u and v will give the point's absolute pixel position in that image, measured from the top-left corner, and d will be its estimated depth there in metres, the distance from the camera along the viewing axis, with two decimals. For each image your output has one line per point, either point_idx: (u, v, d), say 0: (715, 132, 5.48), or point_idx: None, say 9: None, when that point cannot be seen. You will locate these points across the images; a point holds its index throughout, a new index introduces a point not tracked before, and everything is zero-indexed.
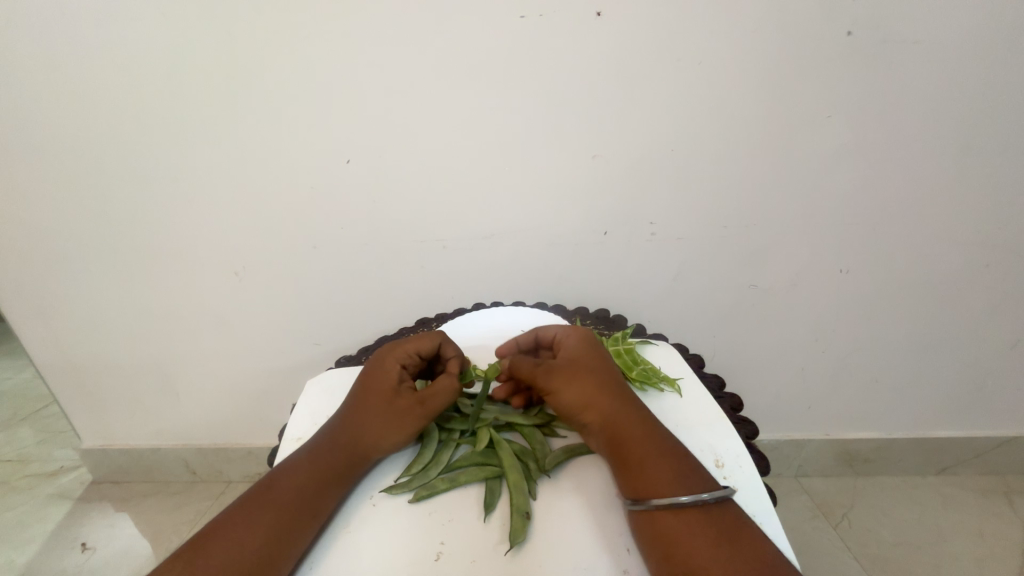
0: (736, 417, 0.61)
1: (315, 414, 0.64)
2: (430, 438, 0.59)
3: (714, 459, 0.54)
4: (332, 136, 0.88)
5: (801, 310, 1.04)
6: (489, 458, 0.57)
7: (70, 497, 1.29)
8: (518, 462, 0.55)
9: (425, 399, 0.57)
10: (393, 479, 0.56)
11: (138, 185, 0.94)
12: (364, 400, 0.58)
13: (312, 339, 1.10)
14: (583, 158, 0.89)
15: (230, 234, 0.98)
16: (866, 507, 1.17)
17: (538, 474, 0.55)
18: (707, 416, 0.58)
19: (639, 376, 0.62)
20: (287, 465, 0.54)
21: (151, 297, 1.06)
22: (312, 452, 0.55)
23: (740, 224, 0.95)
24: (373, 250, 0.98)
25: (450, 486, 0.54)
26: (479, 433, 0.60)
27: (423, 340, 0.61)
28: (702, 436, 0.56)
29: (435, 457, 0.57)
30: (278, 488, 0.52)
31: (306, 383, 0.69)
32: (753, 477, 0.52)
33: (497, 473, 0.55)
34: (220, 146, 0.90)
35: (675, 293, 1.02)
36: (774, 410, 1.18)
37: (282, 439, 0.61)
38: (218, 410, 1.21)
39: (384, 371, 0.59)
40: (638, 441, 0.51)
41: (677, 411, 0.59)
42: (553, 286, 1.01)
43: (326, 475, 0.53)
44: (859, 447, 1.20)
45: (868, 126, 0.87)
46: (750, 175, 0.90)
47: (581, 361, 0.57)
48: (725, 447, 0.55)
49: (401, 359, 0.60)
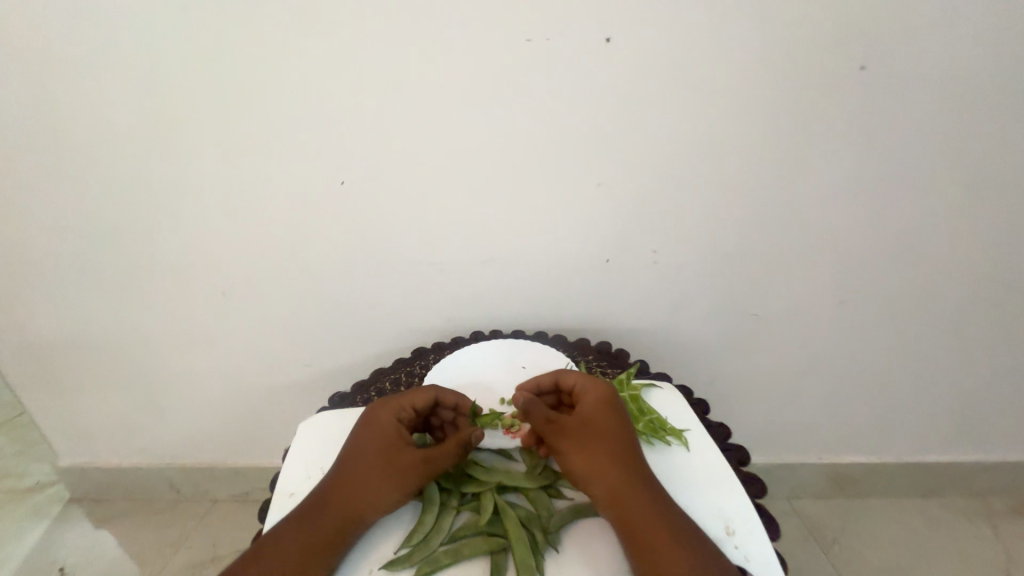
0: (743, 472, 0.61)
1: (308, 465, 0.61)
2: (431, 502, 0.57)
3: (724, 526, 0.53)
4: (326, 157, 0.84)
5: (799, 338, 1.04)
6: (493, 526, 0.56)
7: (48, 515, 1.25)
8: (524, 532, 0.54)
9: (427, 457, 0.56)
10: (391, 551, 0.53)
11: (122, 203, 0.90)
12: (357, 458, 0.56)
13: (303, 360, 1.06)
14: (586, 185, 0.86)
15: (218, 253, 0.94)
16: (856, 531, 1.19)
17: (545, 547, 0.53)
18: (718, 476, 0.57)
19: (645, 429, 0.62)
20: (272, 536, 0.52)
21: (134, 316, 1.02)
22: (298, 521, 0.53)
23: (743, 252, 0.93)
24: (368, 272, 0.95)
25: (454, 561, 0.52)
26: (483, 498, 0.58)
27: (418, 394, 0.61)
28: (711, 500, 0.55)
29: (436, 525, 0.55)
30: (261, 564, 0.49)
31: (297, 427, 0.66)
32: (766, 544, 0.52)
33: (502, 545, 0.53)
34: (207, 165, 0.86)
35: (676, 321, 1.01)
36: (770, 434, 1.18)
37: (274, 495, 0.58)
38: (204, 429, 1.17)
39: (375, 426, 0.58)
40: (643, 520, 0.50)
41: (685, 470, 0.58)
42: (553, 312, 0.98)
43: (316, 544, 0.51)
44: (851, 471, 1.21)
45: (874, 159, 0.86)
46: (754, 207, 0.89)
47: (597, 423, 0.57)
48: (736, 513, 0.54)
49: (395, 413, 0.59)
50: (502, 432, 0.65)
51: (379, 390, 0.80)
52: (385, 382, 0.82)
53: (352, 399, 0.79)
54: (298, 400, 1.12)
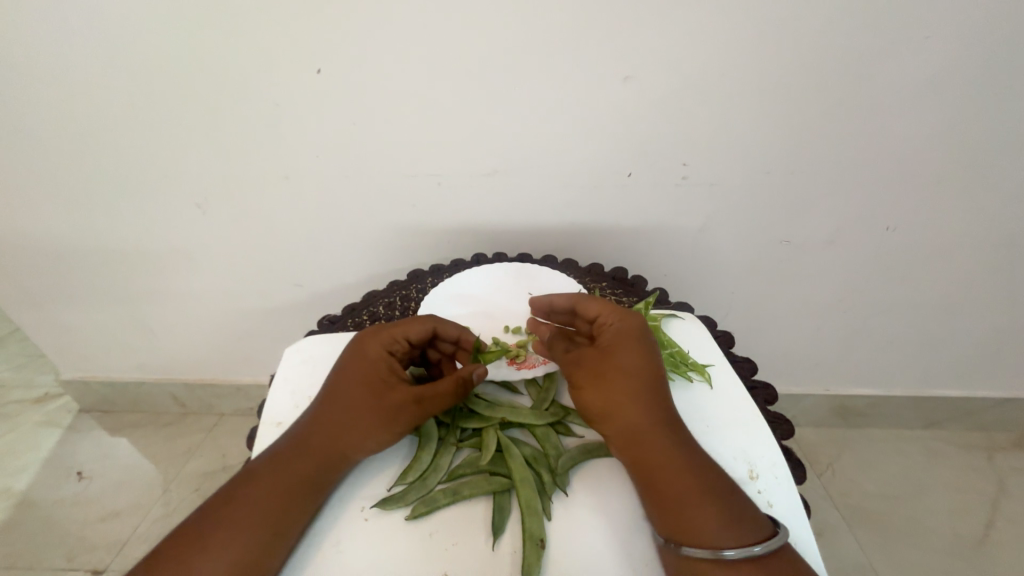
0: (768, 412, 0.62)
1: (296, 395, 0.59)
2: (429, 439, 0.56)
3: (748, 470, 0.52)
4: (296, 37, 0.68)
5: (831, 270, 0.95)
6: (494, 466, 0.55)
7: (59, 424, 1.28)
8: (527, 473, 0.53)
9: (421, 396, 0.53)
10: (386, 489, 0.53)
11: (57, 92, 0.76)
12: (344, 390, 0.54)
13: (294, 280, 1.00)
14: (612, 80, 0.71)
15: (182, 159, 0.82)
16: (851, 458, 1.22)
17: (553, 489, 0.52)
18: (745, 420, 0.56)
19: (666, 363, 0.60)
20: (260, 463, 0.51)
21: (103, 229, 0.93)
22: (286, 450, 0.51)
23: (789, 169, 0.80)
24: (355, 186, 0.83)
25: (453, 501, 0.51)
26: (485, 436, 0.57)
27: (413, 325, 0.57)
28: (736, 441, 0.54)
29: (434, 464, 0.54)
30: (249, 491, 0.48)
31: (282, 356, 0.64)
32: (789, 490, 0.52)
33: (506, 486, 0.53)
34: (151, 45, 0.70)
35: (700, 247, 0.91)
36: (780, 366, 1.15)
37: (261, 424, 0.57)
38: (199, 348, 1.15)
39: (365, 357, 0.55)
40: (659, 463, 0.48)
41: (709, 410, 0.57)
42: (564, 234, 0.89)
43: (307, 475, 0.50)
44: (856, 402, 1.21)
45: (975, 51, 0.68)
46: (813, 113, 0.74)
47: (618, 359, 0.53)
48: (762, 456, 0.53)
49: (388, 344, 0.56)
50: (508, 364, 0.63)
51: (372, 315, 0.76)
52: (379, 305, 0.78)
53: (344, 323, 0.76)
54: (293, 321, 1.08)
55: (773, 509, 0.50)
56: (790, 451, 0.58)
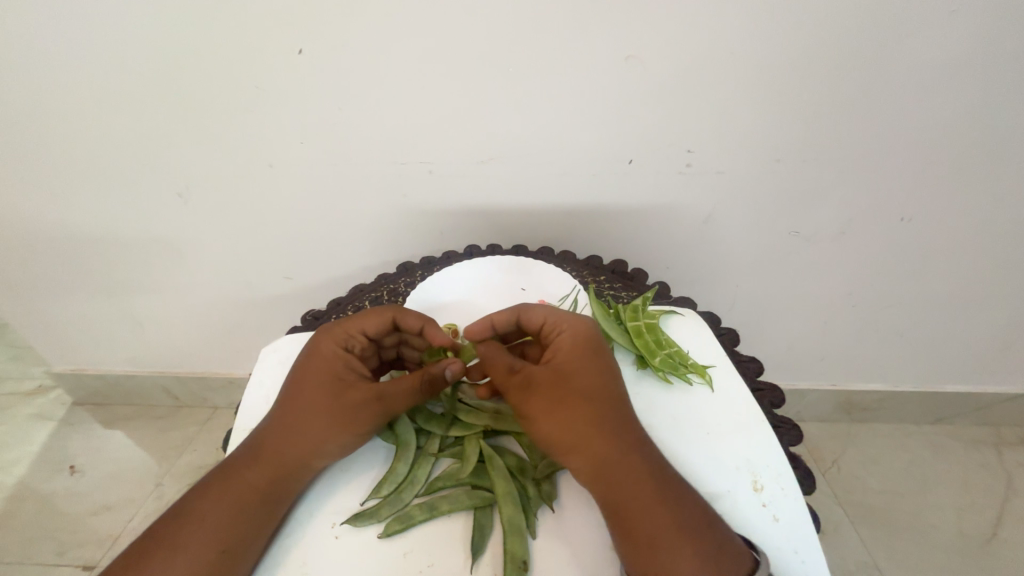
0: (774, 416, 0.61)
1: (268, 400, 0.59)
2: (407, 449, 0.54)
3: (752, 481, 0.51)
4: (273, 14, 0.63)
5: (841, 262, 0.91)
6: (476, 478, 0.53)
7: (52, 417, 1.28)
8: (510, 487, 0.52)
9: (382, 393, 0.51)
10: (359, 503, 0.51)
11: (22, 77, 0.72)
12: (299, 393, 0.52)
13: (282, 273, 0.97)
14: (612, 60, 0.66)
15: (159, 147, 0.78)
16: (856, 455, 1.19)
17: (539, 505, 0.51)
18: (751, 430, 0.55)
19: (662, 364, 0.59)
20: (218, 473, 0.50)
21: (82, 220, 0.90)
22: (244, 460, 0.50)
23: (799, 157, 0.75)
24: (342, 174, 0.79)
25: (429, 517, 0.50)
26: (466, 445, 0.55)
27: (369, 318, 0.56)
28: (738, 448, 0.53)
29: (410, 476, 0.53)
30: (204, 505, 0.48)
31: (256, 360, 0.63)
32: (798, 503, 0.50)
33: (487, 501, 0.51)
34: (119, 25, 0.66)
35: (703, 238, 0.87)
36: (784, 361, 1.12)
37: (234, 431, 0.57)
38: (189, 341, 1.13)
39: (319, 356, 0.54)
40: (631, 498, 0.46)
41: (708, 417, 0.56)
42: (561, 225, 0.85)
43: (264, 486, 0.49)
44: (862, 398, 1.17)
45: (1013, 25, 0.62)
46: (830, 94, 0.69)
47: (574, 377, 0.50)
48: (765, 466, 0.52)
49: (343, 340, 0.55)
50: None
51: (357, 310, 0.73)
52: (365, 300, 0.75)
53: (329, 318, 0.73)
54: (283, 314, 1.05)
55: (778, 524, 0.49)
56: (798, 457, 0.57)
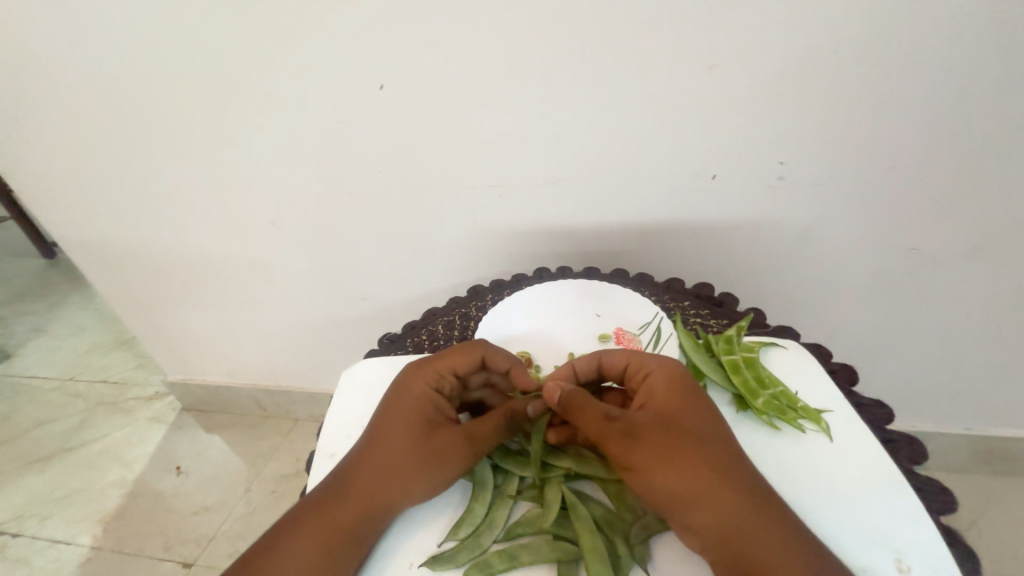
0: (917, 476, 0.52)
1: (347, 426, 0.61)
2: (485, 489, 0.53)
3: (896, 560, 0.43)
4: (357, 54, 0.68)
5: (980, 285, 0.76)
6: (559, 527, 0.50)
7: (165, 421, 1.44)
8: (596, 541, 0.48)
9: (472, 436, 0.53)
10: (436, 545, 0.50)
11: (155, 126, 0.83)
12: (388, 434, 0.53)
13: (360, 295, 1.02)
14: (694, 71, 0.61)
15: (259, 181, 0.86)
16: (1004, 516, 0.99)
17: (630, 563, 0.47)
18: (887, 495, 0.47)
19: (767, 408, 0.53)
20: (303, 508, 0.51)
21: (195, 248, 1.02)
22: (328, 496, 0.51)
23: (923, 164, 0.65)
24: (417, 200, 0.82)
25: (510, 567, 0.48)
26: (546, 489, 0.53)
27: (456, 357, 0.56)
28: (872, 516, 0.46)
29: (488, 519, 0.51)
30: (291, 543, 0.49)
31: (336, 385, 0.66)
32: None
33: (572, 554, 0.48)
34: (231, 75, 0.74)
35: (800, 258, 0.78)
36: (902, 398, 0.96)
37: (316, 454, 0.59)
38: (277, 356, 1.22)
39: (411, 397, 0.55)
40: (766, 558, 0.42)
41: (828, 475, 0.48)
42: (636, 246, 0.81)
43: (350, 526, 0.49)
44: (1010, 447, 0.97)
45: None
46: (963, 91, 0.59)
47: (677, 422, 0.48)
48: (909, 541, 0.44)
49: (433, 382, 0.55)
50: None
51: (430, 334, 0.74)
52: (438, 324, 0.75)
53: (404, 341, 0.75)
54: (359, 334, 1.10)
55: None
56: (954, 531, 0.49)
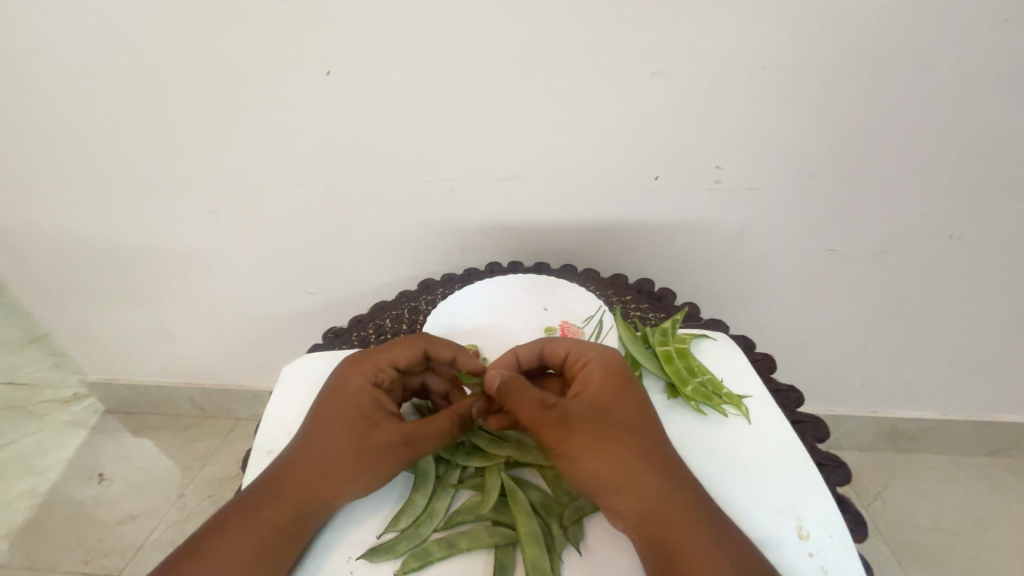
0: (819, 453, 0.58)
1: (287, 422, 0.59)
2: (426, 480, 0.54)
3: (796, 527, 0.48)
4: (302, 37, 0.65)
5: (883, 283, 0.85)
6: (498, 513, 0.52)
7: (85, 425, 1.32)
8: (533, 525, 0.50)
9: (409, 438, 0.51)
10: (375, 537, 0.51)
11: (71, 100, 0.76)
12: (324, 430, 0.52)
13: (306, 288, 0.98)
14: (637, 75, 0.64)
15: (193, 166, 0.81)
16: (901, 488, 1.11)
17: (563, 544, 0.49)
18: (794, 469, 0.52)
19: (695, 394, 0.57)
20: (233, 507, 0.50)
21: (120, 236, 0.94)
22: (261, 494, 0.50)
23: (837, 172, 0.72)
24: (366, 191, 0.80)
25: (448, 555, 0.49)
26: (487, 478, 0.54)
27: (400, 350, 0.55)
28: (780, 490, 0.51)
29: (428, 509, 0.52)
30: (220, 542, 0.47)
31: (277, 380, 0.64)
32: (848, 551, 0.47)
33: (509, 539, 0.50)
34: (159, 50, 0.69)
35: (732, 256, 0.84)
36: (820, 385, 1.06)
37: (253, 452, 0.57)
38: (215, 353, 1.15)
39: (347, 392, 0.53)
40: (681, 536, 0.45)
41: (744, 454, 0.53)
42: (584, 242, 0.84)
43: (284, 524, 0.48)
44: (907, 426, 1.10)
45: None
46: (868, 108, 0.65)
47: (608, 409, 0.50)
48: (810, 510, 0.49)
49: (372, 376, 0.54)
50: None
51: (378, 328, 0.73)
52: (386, 319, 0.75)
53: (350, 336, 0.74)
54: (305, 329, 1.06)
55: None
56: (847, 499, 0.55)
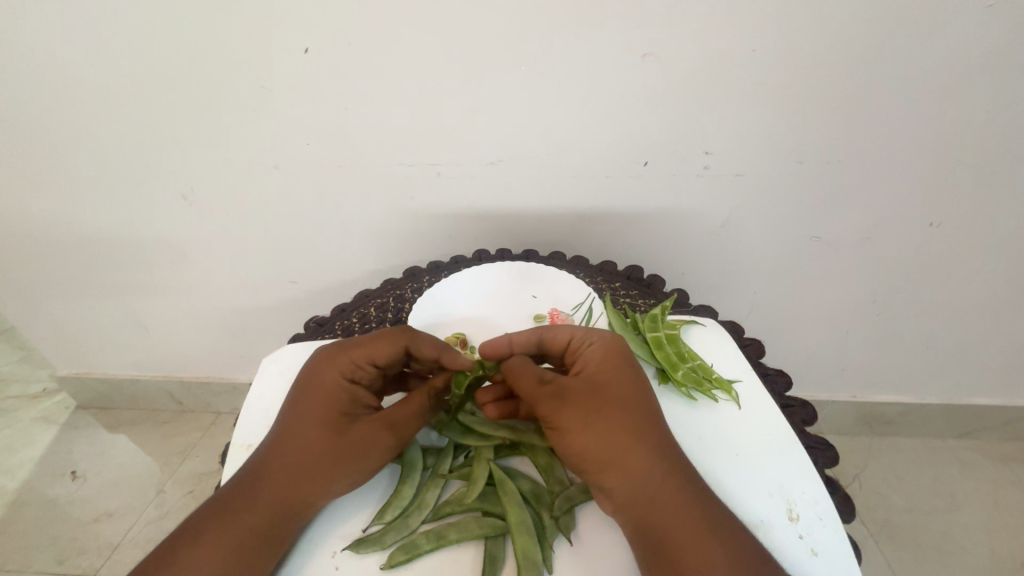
0: (808, 436, 0.59)
1: (267, 414, 0.58)
2: (414, 471, 0.53)
3: (787, 510, 0.49)
4: (277, 11, 0.61)
5: (867, 269, 0.87)
6: (487, 503, 0.51)
7: (55, 421, 1.27)
8: (523, 515, 0.50)
9: (391, 424, 0.51)
10: (361, 530, 0.50)
11: (23, 76, 0.70)
12: (300, 430, 0.51)
13: (288, 277, 0.95)
14: (628, 58, 0.63)
15: (164, 149, 0.77)
16: (879, 469, 1.15)
17: (554, 532, 0.49)
18: (784, 453, 0.52)
19: (686, 380, 0.57)
20: (210, 508, 0.48)
21: (86, 223, 0.89)
22: (238, 495, 0.48)
23: (823, 159, 0.72)
24: (349, 176, 0.77)
25: (436, 546, 0.48)
26: (475, 467, 0.54)
27: (379, 347, 0.53)
28: (771, 474, 0.51)
29: (416, 500, 0.51)
30: (196, 547, 0.45)
31: (256, 371, 0.62)
32: (837, 533, 0.48)
33: (499, 529, 0.49)
34: (121, 22, 0.64)
35: (721, 243, 0.84)
36: (802, 370, 1.08)
37: (232, 446, 0.55)
38: (193, 345, 1.11)
39: (322, 387, 0.52)
40: (669, 516, 0.45)
41: (734, 438, 0.53)
42: (573, 229, 0.83)
43: (263, 526, 0.46)
44: (885, 410, 1.13)
45: None
46: (857, 93, 0.65)
47: (606, 389, 0.50)
48: (800, 494, 0.50)
49: (349, 372, 0.53)
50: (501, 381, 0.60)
51: (363, 316, 0.72)
52: (371, 307, 0.73)
53: (333, 325, 0.72)
54: (287, 319, 1.04)
55: (817, 558, 0.46)
56: (835, 481, 0.56)
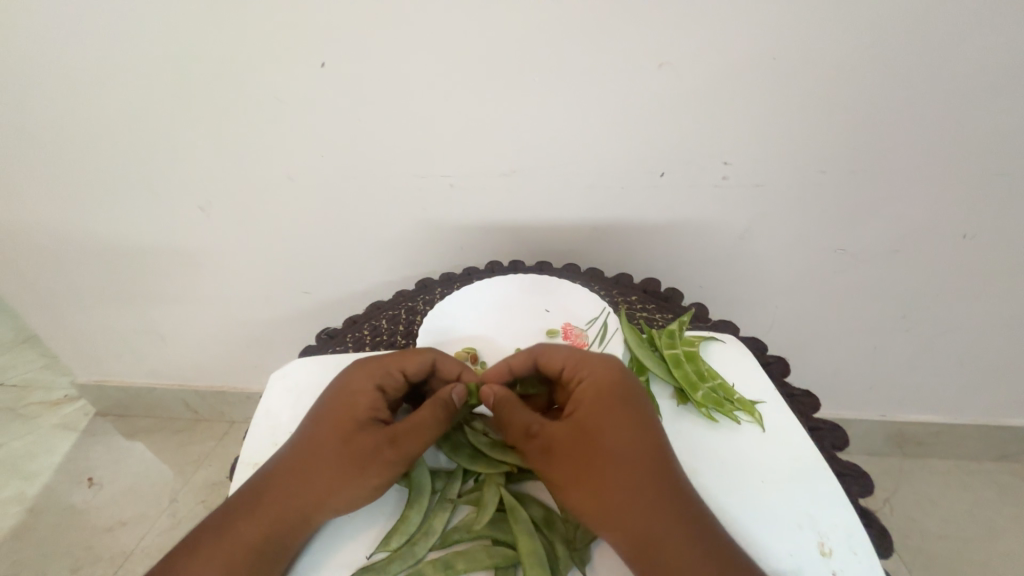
0: (837, 460, 0.56)
1: (275, 431, 0.57)
2: (421, 495, 0.51)
3: (818, 543, 0.46)
4: (295, 27, 0.62)
5: (895, 283, 0.83)
6: (498, 530, 0.50)
7: (75, 428, 1.29)
8: (534, 544, 0.48)
9: (393, 435, 0.49)
10: (366, 557, 0.48)
11: (53, 92, 0.73)
12: (315, 438, 0.51)
13: (302, 288, 0.95)
14: (645, 67, 0.62)
15: (184, 161, 0.78)
16: (911, 494, 1.09)
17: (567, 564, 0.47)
18: (814, 482, 0.49)
19: (705, 400, 0.55)
20: (209, 523, 0.48)
21: (109, 234, 0.91)
22: (235, 511, 0.48)
23: (847, 170, 0.69)
24: (364, 188, 0.78)
25: None
26: (484, 492, 0.52)
27: (410, 357, 0.54)
28: (800, 505, 0.48)
29: (423, 527, 0.50)
30: (197, 564, 0.45)
31: (266, 386, 0.61)
32: (873, 570, 0.45)
33: (509, 559, 0.48)
34: (145, 39, 0.66)
35: (740, 255, 0.81)
36: (827, 387, 1.04)
37: (239, 462, 0.55)
38: (209, 355, 1.13)
39: (348, 392, 0.52)
40: (676, 572, 0.43)
41: (759, 464, 0.51)
42: (587, 241, 0.81)
43: (257, 544, 0.46)
44: (916, 430, 1.07)
45: None
46: (884, 101, 0.63)
47: (597, 435, 0.48)
48: (832, 526, 0.47)
49: (378, 378, 0.53)
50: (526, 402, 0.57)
51: (373, 329, 0.71)
52: (382, 319, 0.73)
53: (344, 338, 0.72)
54: (300, 329, 1.04)
55: None
56: (869, 511, 0.53)
